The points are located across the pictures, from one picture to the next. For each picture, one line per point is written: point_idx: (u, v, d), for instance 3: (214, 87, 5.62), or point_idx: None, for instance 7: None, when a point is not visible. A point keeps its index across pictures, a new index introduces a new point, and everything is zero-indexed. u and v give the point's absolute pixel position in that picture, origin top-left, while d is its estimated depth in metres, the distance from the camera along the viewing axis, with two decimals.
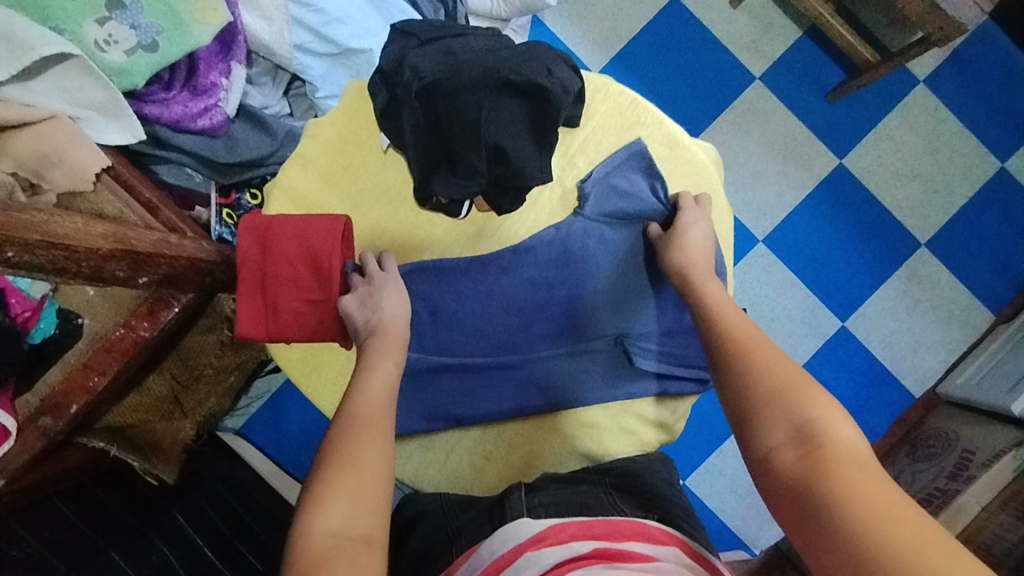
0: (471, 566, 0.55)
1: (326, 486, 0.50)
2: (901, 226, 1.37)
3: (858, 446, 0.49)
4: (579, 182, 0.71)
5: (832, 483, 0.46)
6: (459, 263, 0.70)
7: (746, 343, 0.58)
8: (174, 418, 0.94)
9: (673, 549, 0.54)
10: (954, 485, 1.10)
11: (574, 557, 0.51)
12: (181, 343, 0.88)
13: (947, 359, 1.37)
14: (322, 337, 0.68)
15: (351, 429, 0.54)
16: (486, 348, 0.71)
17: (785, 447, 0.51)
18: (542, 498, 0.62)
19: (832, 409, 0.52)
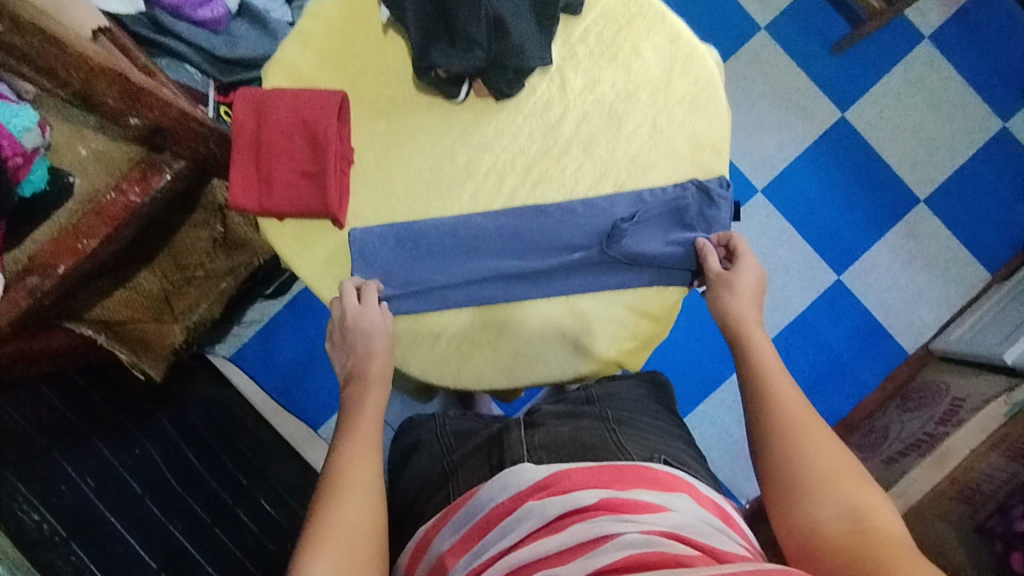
0: (472, 507, 0.62)
1: (315, 544, 0.53)
2: (900, 181, 1.37)
3: (902, 535, 0.51)
4: (617, 222, 0.69)
5: (879, 559, 0.48)
6: (471, 242, 0.69)
7: (789, 417, 0.60)
8: (163, 320, 0.95)
9: (676, 494, 0.61)
10: (942, 430, 1.08)
11: (578, 507, 0.57)
12: (173, 240, 0.91)
13: (941, 316, 1.36)
14: (315, 211, 0.67)
15: (343, 483, 0.57)
16: (480, 231, 0.69)
17: (832, 526, 0.53)
18: (541, 439, 0.72)
19: (881, 501, 0.54)
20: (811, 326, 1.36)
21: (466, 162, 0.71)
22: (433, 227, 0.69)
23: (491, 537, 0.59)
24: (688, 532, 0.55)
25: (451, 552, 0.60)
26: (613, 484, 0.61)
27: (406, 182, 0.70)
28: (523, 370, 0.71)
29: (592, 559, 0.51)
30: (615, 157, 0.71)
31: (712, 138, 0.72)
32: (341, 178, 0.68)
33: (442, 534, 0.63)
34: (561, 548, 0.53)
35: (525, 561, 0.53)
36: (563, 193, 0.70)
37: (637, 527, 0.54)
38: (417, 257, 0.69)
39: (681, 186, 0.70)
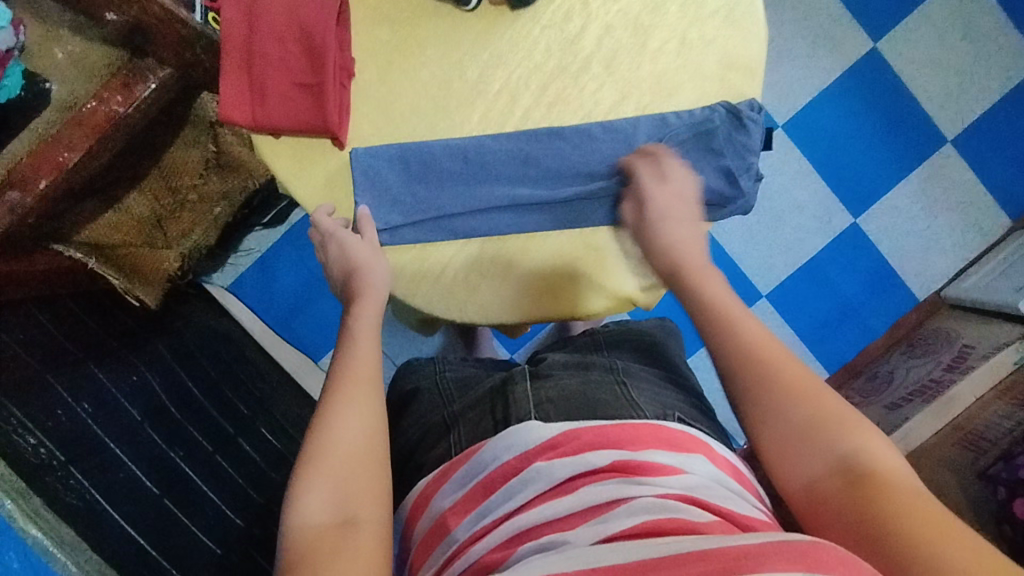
0: (476, 465, 0.62)
1: (310, 473, 0.49)
2: (928, 120, 1.31)
3: (901, 473, 0.47)
4: (639, 150, 0.64)
5: (882, 512, 0.45)
6: (480, 160, 0.65)
7: (764, 357, 0.53)
8: (157, 247, 0.91)
9: (692, 456, 0.60)
10: (950, 375, 1.07)
11: (590, 469, 0.57)
12: (164, 157, 0.86)
13: (957, 264, 1.33)
14: (312, 127, 0.62)
15: (336, 406, 0.52)
16: (490, 154, 0.65)
17: (826, 480, 0.49)
18: (548, 392, 0.70)
19: (867, 433, 0.49)
20: (822, 271, 1.33)
21: (478, 78, 0.65)
22: (443, 152, 0.64)
23: (495, 498, 0.58)
24: (703, 494, 0.54)
25: (453, 511, 0.60)
26: (628, 445, 0.59)
27: (412, 99, 0.65)
28: (534, 300, 0.67)
29: (605, 524, 0.51)
30: (639, 76, 0.66)
31: (745, 57, 0.66)
32: (342, 93, 0.62)
33: (443, 492, 0.63)
34: (571, 511, 0.54)
35: (532, 526, 0.53)
36: (581, 115, 0.65)
37: (652, 490, 0.53)
38: (424, 183, 0.65)
39: (711, 111, 0.65)
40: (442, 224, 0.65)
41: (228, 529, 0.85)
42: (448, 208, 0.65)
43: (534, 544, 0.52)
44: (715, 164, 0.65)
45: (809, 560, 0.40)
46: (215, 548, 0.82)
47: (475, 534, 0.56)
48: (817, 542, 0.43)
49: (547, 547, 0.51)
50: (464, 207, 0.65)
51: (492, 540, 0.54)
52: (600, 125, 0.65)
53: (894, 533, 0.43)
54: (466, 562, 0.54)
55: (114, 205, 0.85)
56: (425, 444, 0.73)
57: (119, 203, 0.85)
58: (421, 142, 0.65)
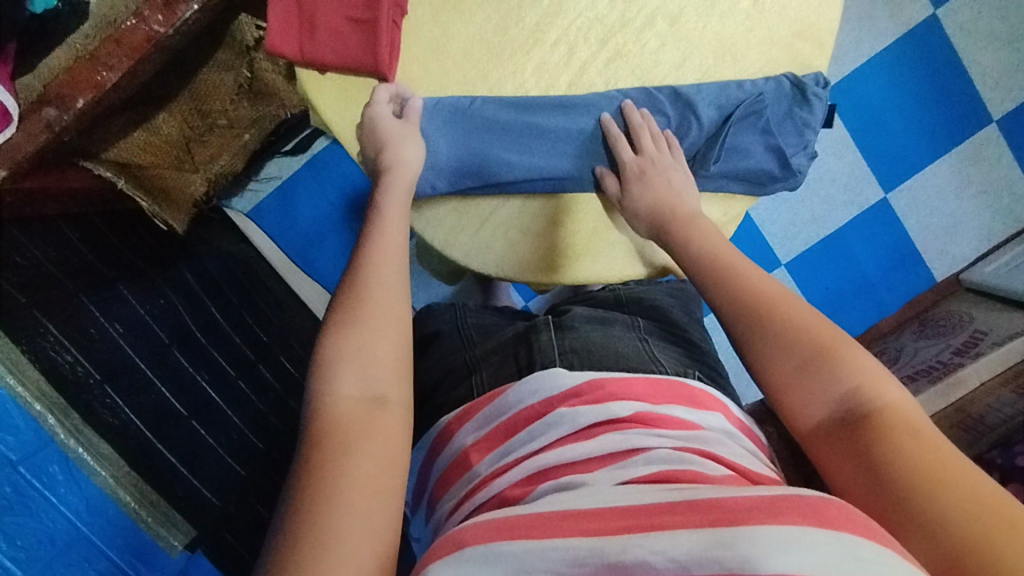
0: (499, 407, 0.64)
1: (343, 350, 0.50)
2: (978, 97, 1.26)
3: (903, 410, 0.48)
4: (723, 120, 0.63)
5: (882, 459, 0.45)
6: (530, 111, 0.63)
7: (764, 300, 0.54)
8: (184, 169, 0.91)
9: (717, 416, 0.62)
10: (959, 359, 1.10)
11: (614, 418, 0.58)
12: (195, 80, 0.84)
13: (979, 248, 1.32)
14: (359, 66, 0.59)
15: (369, 291, 0.53)
16: (540, 107, 0.63)
17: (828, 425, 0.49)
18: (572, 342, 0.71)
19: (872, 371, 0.49)
20: (845, 243, 1.32)
21: (535, 25, 0.62)
22: (507, 121, 0.63)
23: (517, 439, 0.60)
24: (716, 448, 0.57)
25: (475, 448, 0.63)
26: (650, 399, 0.61)
27: (465, 41, 0.62)
28: (553, 266, 0.69)
29: (622, 471, 0.53)
30: (702, 37, 0.63)
31: (815, 26, 0.64)
32: (394, 31, 0.59)
33: (465, 429, 0.65)
34: (591, 454, 0.55)
35: (550, 466, 0.55)
36: (639, 72, 0.63)
37: (669, 442, 0.55)
38: (485, 154, 0.63)
39: (779, 83, 0.63)
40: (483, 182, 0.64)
41: (249, 450, 0.89)
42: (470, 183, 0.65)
43: (552, 484, 0.54)
44: (768, 149, 0.65)
45: (821, 515, 0.41)
46: (238, 469, 0.85)
47: (497, 469, 0.59)
48: (829, 498, 0.43)
49: (567, 486, 0.53)
50: (507, 158, 0.63)
51: (512, 477, 0.56)
52: (667, 91, 0.63)
53: (896, 477, 0.44)
54: (487, 495, 0.56)
55: (146, 122, 0.84)
56: (447, 383, 0.75)
57: (150, 121, 0.84)
58: (478, 97, 0.63)
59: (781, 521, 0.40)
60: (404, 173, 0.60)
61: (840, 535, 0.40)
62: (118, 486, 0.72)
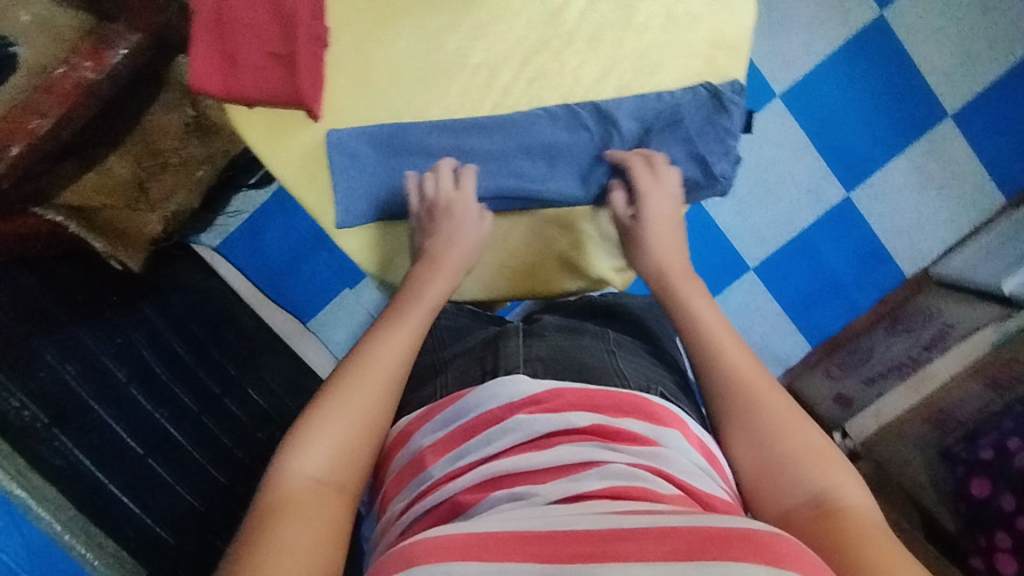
0: (459, 410, 0.63)
1: (314, 429, 0.54)
2: (930, 92, 1.28)
3: (869, 515, 0.52)
4: (642, 134, 0.66)
5: (852, 546, 0.48)
6: (453, 136, 0.64)
7: (751, 397, 0.60)
8: (139, 209, 0.93)
9: (674, 433, 0.60)
10: (927, 354, 1.11)
11: (568, 427, 0.58)
12: (144, 120, 0.86)
13: (947, 242, 1.32)
14: (282, 100, 0.61)
15: (357, 375, 0.57)
16: (461, 131, 0.64)
17: (802, 510, 0.53)
18: (538, 351, 0.70)
19: (845, 479, 0.55)
20: (810, 243, 1.32)
21: (457, 51, 0.63)
22: (433, 145, 0.65)
23: (474, 442, 0.59)
24: (671, 467, 0.56)
25: (430, 449, 0.61)
26: (609, 411, 0.60)
27: (392, 68, 0.63)
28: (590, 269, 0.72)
29: (576, 484, 0.52)
30: (622, 53, 0.64)
31: (731, 37, 0.65)
32: (315, 64, 0.61)
33: (424, 430, 0.64)
34: (546, 466, 0.55)
35: (506, 475, 0.55)
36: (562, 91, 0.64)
37: (625, 458, 0.55)
38: (416, 181, 0.65)
39: (698, 93, 0.65)
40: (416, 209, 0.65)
41: (211, 486, 0.89)
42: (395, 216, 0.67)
43: (506, 493, 0.53)
44: (692, 159, 0.66)
45: (770, 554, 0.42)
46: (197, 504, 0.85)
47: (449, 474, 0.58)
48: (779, 533, 0.44)
49: (520, 496, 0.52)
50: (436, 182, 0.64)
51: (465, 482, 0.56)
52: (589, 107, 0.64)
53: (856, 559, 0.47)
54: (438, 499, 0.56)
55: (97, 165, 0.83)
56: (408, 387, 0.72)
57: (102, 164, 0.84)
58: (403, 123, 0.64)
59: (736, 560, 0.41)
60: (444, 258, 0.64)
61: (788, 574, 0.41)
62: (61, 532, 0.65)
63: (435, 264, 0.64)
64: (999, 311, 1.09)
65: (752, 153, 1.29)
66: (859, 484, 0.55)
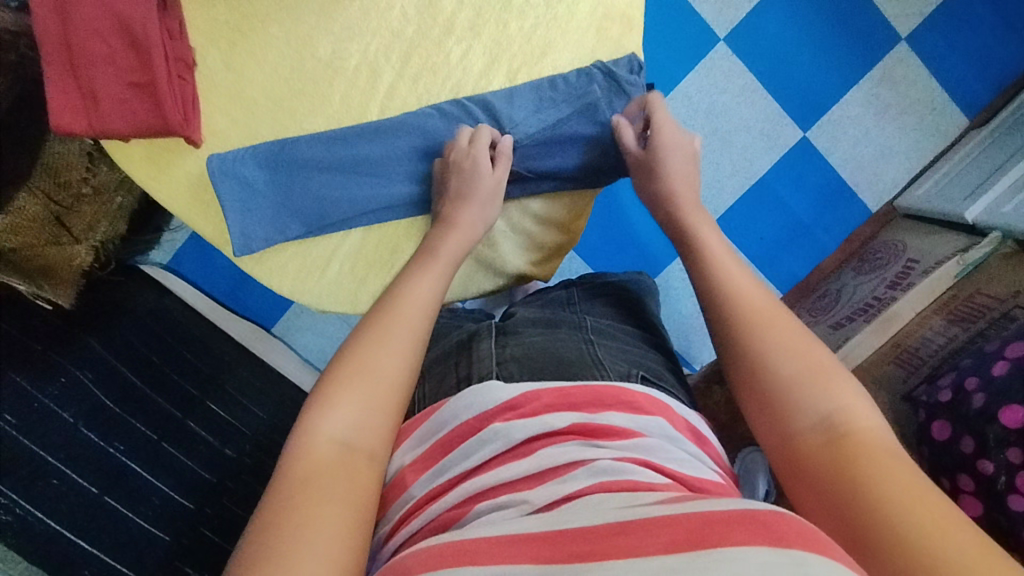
0: (437, 423, 0.62)
1: (337, 393, 0.53)
2: (881, 16, 1.22)
3: (881, 433, 0.49)
4: (520, 136, 0.74)
5: (860, 473, 0.46)
6: (332, 148, 0.72)
7: (755, 317, 0.57)
8: (63, 243, 0.90)
9: (658, 420, 0.61)
10: (891, 293, 1.08)
11: (549, 430, 0.57)
12: (44, 155, 0.82)
13: (911, 171, 1.28)
14: (151, 128, 0.66)
15: (383, 338, 0.57)
16: (339, 143, 0.72)
17: (809, 435, 0.51)
18: (512, 351, 0.70)
19: (855, 398, 0.51)
20: (771, 189, 1.29)
21: (332, 55, 0.71)
22: (330, 159, 0.72)
23: (453, 457, 0.59)
24: (659, 457, 0.56)
25: (411, 467, 0.61)
26: (588, 408, 0.60)
27: (265, 79, 0.70)
28: (541, 259, 0.83)
29: (562, 486, 0.52)
30: (508, 35, 0.74)
31: (616, 6, 0.75)
32: (181, 86, 0.67)
33: (403, 449, 0.64)
34: (528, 473, 0.54)
35: (492, 487, 0.54)
36: (450, 83, 0.73)
37: (609, 454, 0.55)
38: (311, 196, 0.73)
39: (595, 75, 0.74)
40: (314, 225, 0.74)
41: (178, 513, 0.90)
42: (298, 230, 0.74)
43: (490, 505, 0.52)
44: (575, 149, 0.75)
45: (772, 531, 0.41)
46: (162, 535, 0.87)
47: (432, 492, 0.57)
48: (779, 512, 0.43)
49: (505, 505, 0.52)
50: (331, 193, 0.73)
51: (448, 499, 0.55)
52: (479, 95, 0.74)
53: (868, 494, 0.45)
54: (424, 520, 0.55)
55: (7, 207, 0.81)
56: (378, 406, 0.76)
57: (12, 204, 0.81)
58: (290, 139, 0.71)
59: (733, 543, 0.40)
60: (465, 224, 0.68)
61: (792, 553, 0.39)
62: None
63: (454, 226, 0.68)
64: (966, 241, 1.05)
65: (705, 101, 1.24)
66: (869, 403, 0.52)
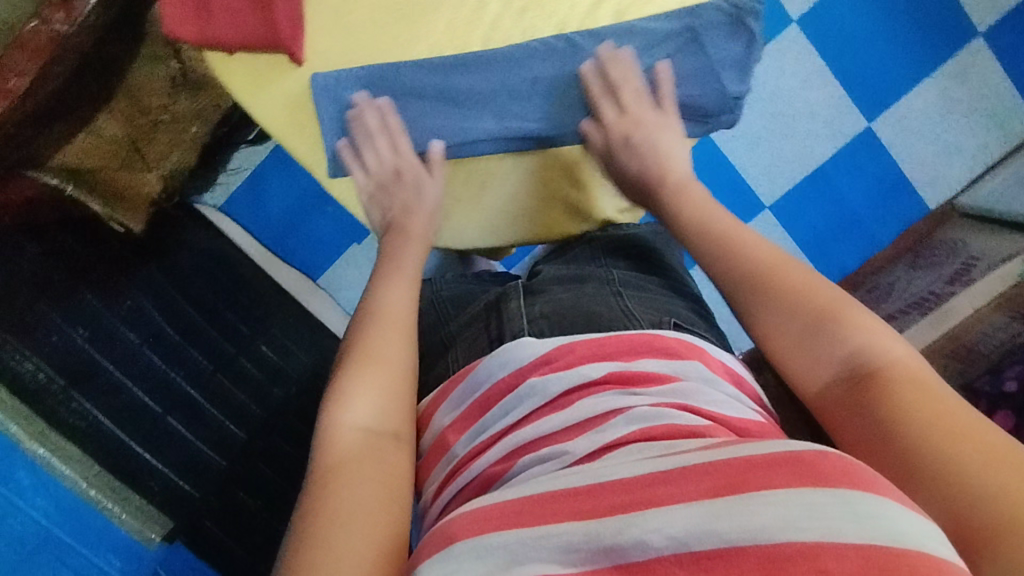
0: (473, 383, 0.62)
1: (354, 382, 0.58)
2: (959, 8, 1.20)
3: (907, 364, 0.53)
4: (608, 78, 0.75)
5: (894, 406, 0.51)
6: (435, 75, 0.74)
7: (764, 265, 0.62)
8: (137, 169, 0.92)
9: (693, 363, 0.60)
10: (951, 289, 1.05)
11: (585, 381, 0.58)
12: (127, 76, 0.84)
13: (974, 170, 1.25)
14: (258, 42, 0.72)
15: (380, 328, 0.63)
16: (442, 69, 0.74)
17: (834, 384, 0.55)
18: (541, 309, 0.69)
19: (873, 329, 0.56)
20: (830, 179, 1.27)
21: None
22: (424, 85, 0.75)
23: (490, 416, 0.59)
24: (696, 399, 0.56)
25: (451, 428, 0.62)
26: (622, 356, 0.60)
27: (370, 13, 0.74)
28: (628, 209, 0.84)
29: (600, 434, 0.53)
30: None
31: None
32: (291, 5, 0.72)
33: (441, 411, 0.64)
34: (571, 423, 0.55)
35: (534, 439, 0.55)
36: (555, 22, 0.75)
37: (645, 400, 0.55)
38: (407, 122, 0.77)
39: (717, 7, 0.73)
40: (402, 154, 0.77)
41: (230, 441, 0.92)
42: (388, 154, 0.77)
43: (534, 458, 0.54)
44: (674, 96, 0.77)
45: (815, 472, 0.42)
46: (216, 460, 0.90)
47: (474, 449, 0.58)
48: (826, 450, 0.44)
49: (548, 457, 0.53)
50: (426, 123, 0.76)
51: (491, 455, 0.56)
52: (585, 33, 0.75)
53: (899, 430, 0.49)
54: (468, 477, 0.56)
55: (85, 126, 0.83)
56: (427, 362, 0.77)
57: (90, 125, 0.84)
58: (401, 65, 0.75)
59: (771, 486, 0.41)
60: (413, 231, 0.76)
61: (837, 491, 0.40)
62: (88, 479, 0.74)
63: (405, 234, 0.75)
64: None
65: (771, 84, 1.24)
66: (890, 331, 0.56)
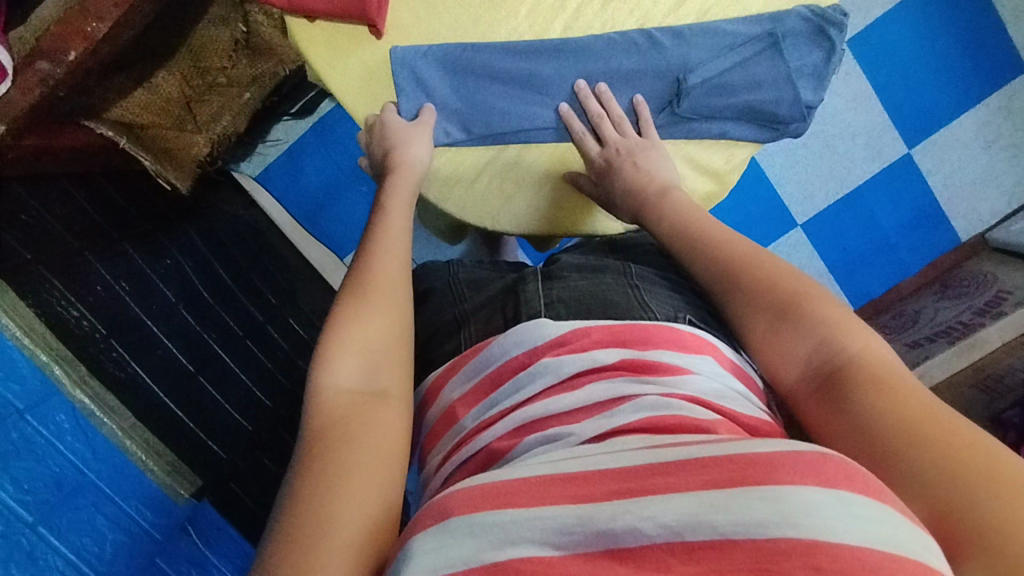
0: (484, 359, 0.58)
1: (340, 346, 0.53)
2: (1012, 44, 1.20)
3: (884, 361, 0.49)
4: (683, 77, 0.77)
5: (867, 404, 0.46)
6: (513, 60, 0.76)
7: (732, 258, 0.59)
8: (186, 129, 0.91)
9: (707, 357, 0.55)
10: (980, 319, 1.04)
11: (597, 366, 0.53)
12: (192, 35, 0.85)
13: (1008, 207, 1.26)
14: (346, 12, 0.70)
15: (368, 290, 0.58)
16: (520, 54, 0.76)
17: (806, 383, 0.52)
18: (560, 293, 0.65)
19: (851, 326, 0.52)
20: (865, 202, 1.27)
21: None
22: (509, 70, 0.76)
23: (502, 391, 0.55)
24: (705, 394, 0.51)
25: (462, 401, 0.57)
26: (635, 345, 0.55)
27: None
28: None
29: (609, 419, 0.48)
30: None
31: None
32: None
33: (454, 382, 0.60)
34: (579, 405, 0.50)
35: (541, 417, 0.50)
36: (638, 13, 0.77)
37: (658, 389, 0.50)
38: (482, 103, 0.77)
39: (800, 16, 0.77)
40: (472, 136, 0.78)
41: (258, 408, 0.94)
42: (459, 135, 0.78)
43: (539, 437, 0.49)
44: (745, 101, 0.78)
45: (818, 472, 0.36)
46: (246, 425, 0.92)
47: (485, 421, 0.53)
48: (826, 453, 0.38)
49: (555, 437, 0.48)
50: (500, 107, 0.77)
51: (499, 429, 0.51)
52: (663, 28, 0.77)
53: (881, 429, 0.44)
54: (473, 449, 0.51)
55: (146, 83, 0.84)
56: (434, 339, 0.71)
57: (150, 81, 0.84)
58: (472, 43, 0.75)
59: (782, 481, 0.35)
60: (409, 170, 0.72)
61: (838, 493, 0.35)
62: (124, 438, 0.82)
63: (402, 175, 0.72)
64: None
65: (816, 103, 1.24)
66: (866, 329, 0.52)
